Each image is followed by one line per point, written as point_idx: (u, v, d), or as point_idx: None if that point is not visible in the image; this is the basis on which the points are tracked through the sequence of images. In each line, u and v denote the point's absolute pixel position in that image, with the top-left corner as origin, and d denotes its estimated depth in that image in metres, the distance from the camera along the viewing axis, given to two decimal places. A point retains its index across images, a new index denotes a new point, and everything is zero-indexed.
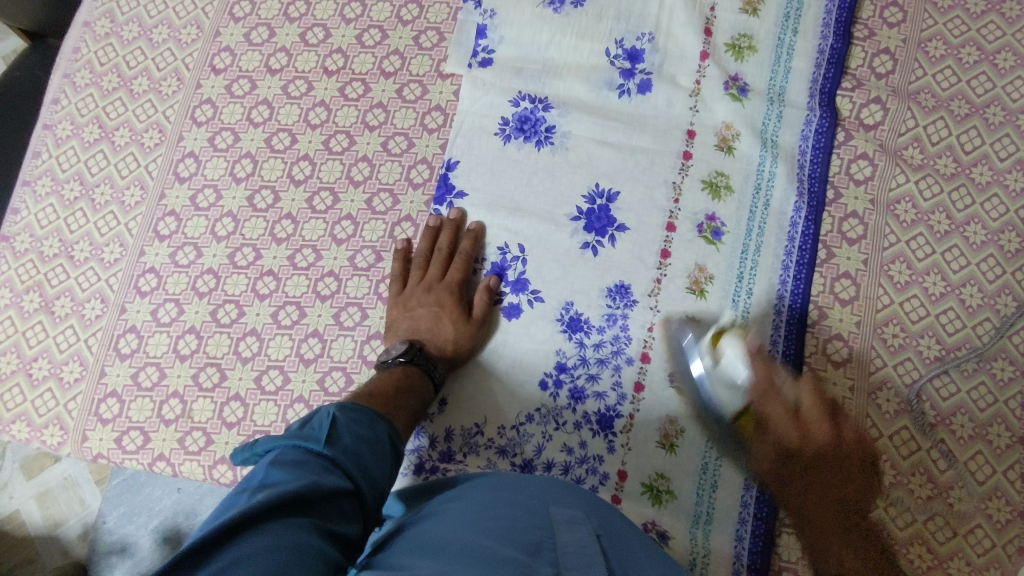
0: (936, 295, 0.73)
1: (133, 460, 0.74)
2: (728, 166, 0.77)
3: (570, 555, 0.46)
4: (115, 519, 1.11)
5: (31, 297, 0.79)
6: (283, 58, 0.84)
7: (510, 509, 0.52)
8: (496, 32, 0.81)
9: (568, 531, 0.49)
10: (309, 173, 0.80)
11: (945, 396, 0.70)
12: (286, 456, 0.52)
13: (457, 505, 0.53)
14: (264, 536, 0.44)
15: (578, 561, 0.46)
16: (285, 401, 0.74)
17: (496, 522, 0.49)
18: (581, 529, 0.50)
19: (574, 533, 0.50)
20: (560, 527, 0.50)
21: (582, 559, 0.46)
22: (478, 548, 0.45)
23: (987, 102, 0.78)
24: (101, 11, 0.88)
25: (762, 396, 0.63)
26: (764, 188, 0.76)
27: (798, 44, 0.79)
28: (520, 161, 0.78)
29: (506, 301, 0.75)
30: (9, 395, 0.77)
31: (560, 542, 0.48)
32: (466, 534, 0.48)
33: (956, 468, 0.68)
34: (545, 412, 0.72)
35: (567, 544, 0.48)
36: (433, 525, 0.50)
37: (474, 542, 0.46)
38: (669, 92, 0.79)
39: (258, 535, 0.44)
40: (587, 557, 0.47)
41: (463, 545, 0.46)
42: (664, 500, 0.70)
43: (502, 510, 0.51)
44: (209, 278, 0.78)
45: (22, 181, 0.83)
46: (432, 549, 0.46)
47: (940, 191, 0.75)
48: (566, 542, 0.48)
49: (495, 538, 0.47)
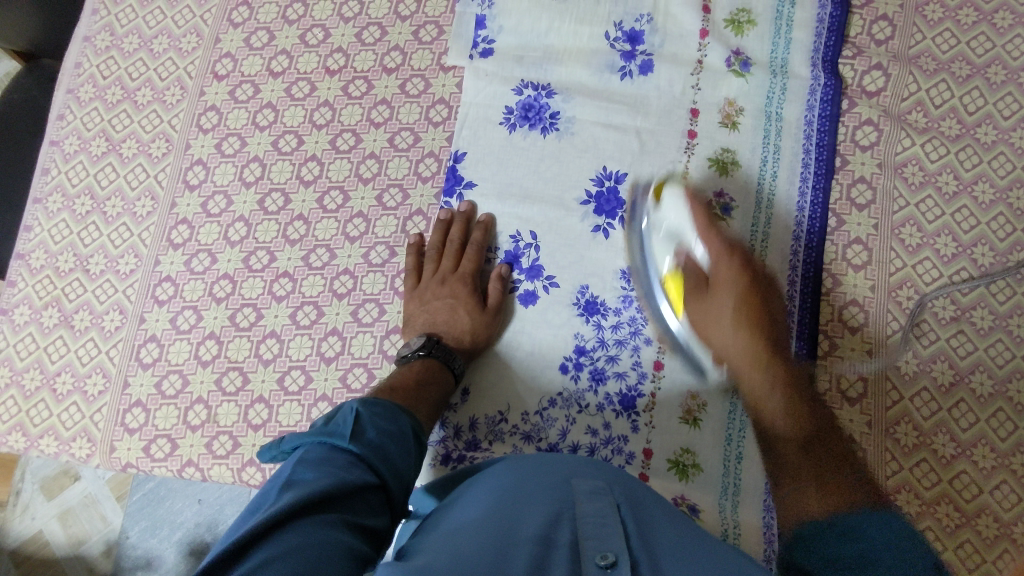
0: (948, 256, 0.73)
1: (162, 467, 0.74)
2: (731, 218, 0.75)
3: (589, 527, 0.46)
4: (137, 534, 1.12)
5: (50, 313, 0.80)
6: (285, 60, 0.85)
7: (531, 484, 0.52)
8: (495, 22, 0.82)
9: (588, 501, 0.49)
10: (318, 173, 0.81)
11: (963, 354, 0.71)
12: (311, 454, 0.52)
13: (484, 482, 0.53)
14: (299, 530, 0.44)
15: (596, 531, 0.46)
16: (309, 400, 0.74)
17: (516, 499, 0.49)
18: (602, 498, 0.49)
19: (595, 503, 0.49)
20: (581, 498, 0.50)
21: (601, 530, 0.46)
22: (497, 527, 0.46)
23: (987, 61, 0.78)
24: (101, 25, 0.89)
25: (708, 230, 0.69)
26: (764, 205, 0.76)
27: (797, 15, 0.80)
28: (526, 148, 0.79)
29: (522, 288, 0.76)
30: (35, 411, 0.77)
31: (579, 514, 0.48)
32: (486, 512, 0.48)
33: (978, 426, 0.69)
34: (567, 395, 0.73)
35: (587, 515, 0.47)
36: (457, 509, 0.51)
37: (492, 521, 0.46)
38: (672, 72, 0.79)
39: (294, 529, 0.44)
40: (605, 526, 0.47)
41: (480, 523, 0.46)
42: (691, 475, 0.70)
43: (524, 486, 0.51)
44: (226, 283, 0.79)
45: (33, 199, 0.84)
46: (449, 531, 0.47)
47: (946, 152, 0.76)
48: (586, 513, 0.48)
49: (511, 515, 0.47)
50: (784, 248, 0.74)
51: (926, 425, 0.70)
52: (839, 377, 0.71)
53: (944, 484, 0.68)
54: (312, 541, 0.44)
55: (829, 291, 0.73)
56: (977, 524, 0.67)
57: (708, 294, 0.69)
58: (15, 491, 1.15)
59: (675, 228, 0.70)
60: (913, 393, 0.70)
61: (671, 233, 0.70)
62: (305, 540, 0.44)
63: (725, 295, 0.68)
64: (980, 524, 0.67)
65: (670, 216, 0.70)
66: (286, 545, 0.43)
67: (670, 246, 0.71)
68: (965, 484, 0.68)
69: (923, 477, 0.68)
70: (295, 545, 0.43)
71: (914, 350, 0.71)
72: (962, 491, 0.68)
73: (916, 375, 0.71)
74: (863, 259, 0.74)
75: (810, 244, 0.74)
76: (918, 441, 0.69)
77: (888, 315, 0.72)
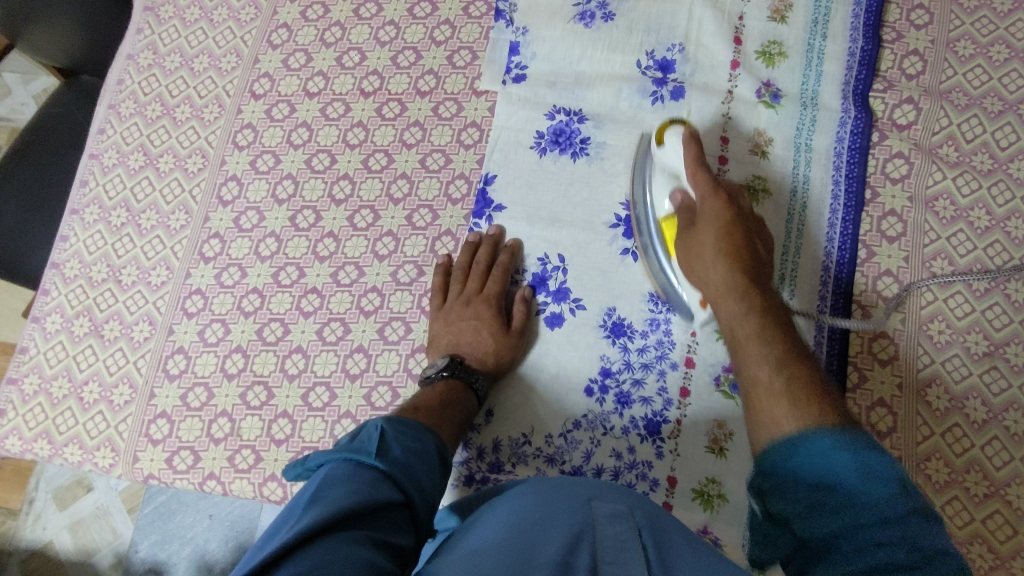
0: (980, 291, 0.73)
1: (184, 479, 0.74)
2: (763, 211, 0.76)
3: (609, 552, 0.46)
4: (147, 547, 1.11)
5: (81, 322, 0.81)
6: (321, 82, 0.87)
7: (549, 506, 0.51)
8: (529, 49, 0.83)
9: (608, 525, 0.49)
10: (350, 193, 0.82)
11: (996, 391, 0.70)
12: (337, 471, 0.51)
13: (503, 501, 0.53)
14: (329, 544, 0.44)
15: (617, 557, 0.46)
16: (333, 416, 0.74)
17: (534, 515, 0.49)
18: (622, 521, 0.49)
19: (615, 527, 0.49)
20: (601, 521, 0.50)
21: (622, 555, 0.46)
22: (518, 544, 0.46)
23: (1020, 98, 0.78)
24: (144, 44, 0.91)
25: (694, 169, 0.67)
26: (798, 209, 0.76)
27: (828, 49, 0.80)
28: (556, 172, 0.79)
29: (548, 311, 0.76)
30: (61, 419, 0.78)
31: (599, 537, 0.47)
32: (505, 533, 0.47)
33: (1013, 464, 0.68)
34: (592, 418, 0.72)
35: (606, 539, 0.47)
36: (475, 528, 0.50)
37: (511, 538, 0.46)
38: (703, 100, 0.80)
39: (318, 547, 0.43)
40: (626, 550, 0.46)
41: (501, 545, 0.46)
42: (716, 505, 0.69)
43: (545, 506, 0.51)
44: (255, 298, 0.79)
45: (70, 210, 0.85)
46: (471, 550, 0.46)
47: (978, 187, 0.76)
48: (606, 536, 0.48)
49: (529, 535, 0.47)
50: (814, 279, 0.74)
51: (958, 462, 0.68)
52: (868, 410, 0.70)
53: (977, 524, 0.66)
54: (339, 559, 0.43)
55: (858, 323, 0.73)
56: (1011, 566, 0.65)
57: (692, 232, 0.65)
58: (29, 499, 1.15)
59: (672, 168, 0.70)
60: (945, 428, 0.69)
61: (671, 175, 0.70)
62: (330, 557, 0.43)
63: (708, 231, 0.64)
64: (1014, 566, 0.65)
65: (672, 153, 0.69)
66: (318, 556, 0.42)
67: (667, 188, 0.70)
68: (998, 524, 0.66)
69: (955, 515, 0.67)
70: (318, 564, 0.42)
71: (945, 385, 0.70)
72: (995, 531, 0.66)
73: (947, 410, 0.70)
74: (894, 291, 0.74)
75: (842, 259, 0.75)
76: (951, 478, 0.68)
77: (919, 349, 0.72)
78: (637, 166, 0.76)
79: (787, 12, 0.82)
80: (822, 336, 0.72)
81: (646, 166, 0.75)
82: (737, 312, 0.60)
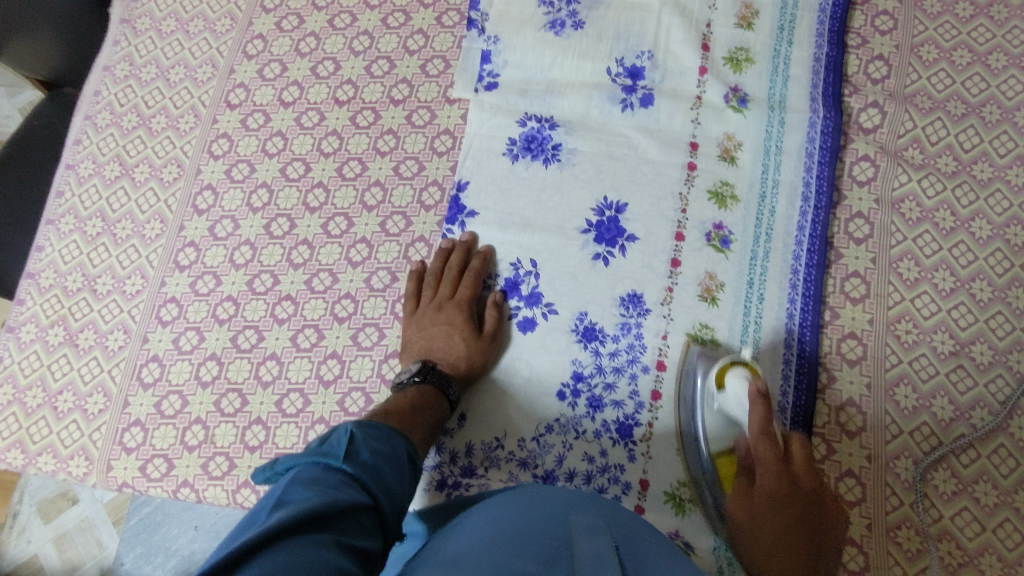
0: (946, 290, 0.74)
1: (158, 487, 0.74)
2: (724, 265, 0.76)
3: (587, 565, 0.46)
4: (131, 561, 1.11)
5: (56, 331, 0.81)
6: (296, 91, 0.87)
7: (524, 521, 0.50)
8: (500, 57, 0.84)
9: (585, 540, 0.48)
10: (324, 200, 0.82)
11: (963, 389, 0.70)
12: (304, 473, 0.51)
13: (478, 518, 0.53)
14: (299, 544, 0.44)
15: (595, 570, 0.45)
16: (306, 423, 0.74)
17: (510, 533, 0.49)
18: (599, 536, 0.49)
19: (592, 542, 0.48)
20: (578, 536, 0.49)
21: (598, 569, 0.45)
22: (494, 559, 0.45)
23: (982, 101, 0.79)
24: (121, 55, 0.92)
25: (759, 437, 0.61)
26: (751, 327, 0.74)
27: (794, 54, 0.82)
28: (528, 178, 0.80)
29: (521, 316, 0.76)
30: (35, 428, 0.78)
31: (576, 553, 0.47)
32: (479, 550, 0.46)
33: (981, 461, 0.68)
34: (564, 422, 0.73)
35: (584, 555, 0.47)
36: (449, 545, 0.49)
37: (486, 554, 0.45)
38: (671, 106, 0.81)
39: (283, 549, 0.43)
40: (602, 564, 0.46)
41: (474, 560, 0.45)
42: (687, 508, 0.69)
43: (520, 522, 0.50)
44: (229, 305, 0.80)
45: (47, 220, 0.86)
46: (443, 567, 0.45)
47: (943, 188, 0.77)
48: (583, 552, 0.47)
49: (505, 550, 0.46)
50: (783, 282, 0.75)
51: (927, 461, 0.69)
52: (838, 410, 0.71)
53: (945, 522, 0.67)
54: (305, 562, 0.43)
55: (828, 324, 0.74)
56: (979, 563, 0.65)
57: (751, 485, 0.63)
58: (12, 513, 1.15)
59: (733, 412, 0.65)
60: (913, 427, 0.70)
61: (727, 416, 0.66)
62: (295, 561, 0.42)
63: (759, 500, 0.61)
64: (983, 563, 0.65)
65: (734, 401, 0.64)
66: (287, 556, 0.43)
67: (727, 430, 0.67)
68: (967, 522, 0.67)
69: (924, 513, 0.67)
70: (283, 567, 0.41)
71: (913, 384, 0.71)
72: (964, 529, 0.66)
73: (915, 409, 0.70)
74: (861, 293, 0.74)
75: (803, 337, 0.73)
76: (919, 476, 0.68)
77: (887, 349, 0.72)
78: (683, 378, 0.72)
79: (753, 19, 0.83)
80: (789, 370, 0.72)
81: (693, 373, 0.71)
82: (766, 497, 0.60)
